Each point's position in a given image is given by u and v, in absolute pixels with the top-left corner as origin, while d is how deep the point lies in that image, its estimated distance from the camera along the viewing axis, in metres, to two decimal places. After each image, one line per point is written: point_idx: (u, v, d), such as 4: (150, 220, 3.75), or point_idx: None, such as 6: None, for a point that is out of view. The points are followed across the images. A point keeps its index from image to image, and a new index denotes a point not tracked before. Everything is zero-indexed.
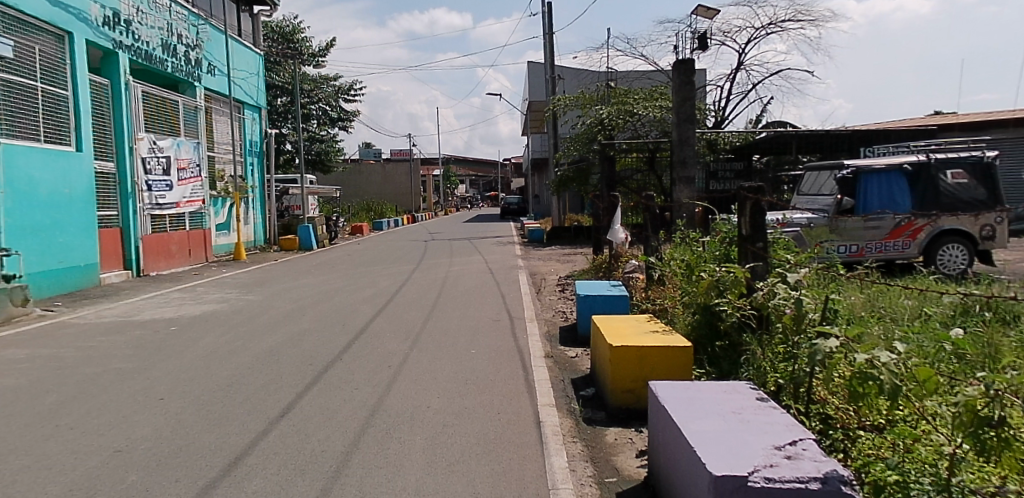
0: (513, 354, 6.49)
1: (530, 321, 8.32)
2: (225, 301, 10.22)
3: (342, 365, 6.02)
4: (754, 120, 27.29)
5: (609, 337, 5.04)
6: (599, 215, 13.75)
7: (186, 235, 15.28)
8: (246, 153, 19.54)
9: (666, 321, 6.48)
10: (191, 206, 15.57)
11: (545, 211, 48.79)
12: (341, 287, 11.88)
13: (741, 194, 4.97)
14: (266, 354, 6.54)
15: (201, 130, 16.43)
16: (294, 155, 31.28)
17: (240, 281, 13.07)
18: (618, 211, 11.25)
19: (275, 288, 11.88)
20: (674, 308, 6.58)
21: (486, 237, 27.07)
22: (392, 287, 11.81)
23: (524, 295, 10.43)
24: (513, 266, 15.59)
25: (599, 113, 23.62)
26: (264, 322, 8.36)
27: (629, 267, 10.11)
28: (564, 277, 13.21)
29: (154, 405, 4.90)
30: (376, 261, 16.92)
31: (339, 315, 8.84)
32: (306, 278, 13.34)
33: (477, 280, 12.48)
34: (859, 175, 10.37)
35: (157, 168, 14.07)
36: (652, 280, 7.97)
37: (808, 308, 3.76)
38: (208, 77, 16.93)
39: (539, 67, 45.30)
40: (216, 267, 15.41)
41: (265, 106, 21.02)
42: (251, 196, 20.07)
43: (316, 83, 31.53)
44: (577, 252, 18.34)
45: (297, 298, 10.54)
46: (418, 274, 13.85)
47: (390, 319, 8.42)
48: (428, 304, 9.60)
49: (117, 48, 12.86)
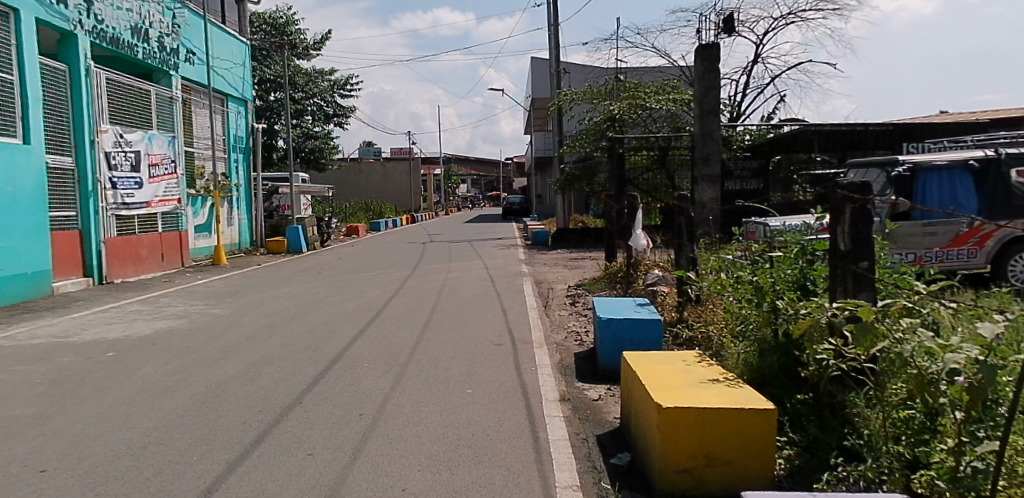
0: (519, 396, 5.14)
1: (538, 345, 6.98)
2: (186, 316, 8.90)
3: (299, 415, 4.68)
4: (771, 116, 25.89)
5: (655, 389, 3.69)
6: (613, 218, 12.38)
7: (159, 238, 13.95)
8: (230, 149, 18.22)
9: (717, 358, 5.11)
10: (165, 207, 14.24)
11: (548, 211, 47.43)
12: (323, 299, 10.52)
13: (837, 194, 3.60)
14: (209, 395, 5.21)
15: (177, 123, 15.10)
16: (287, 153, 29.93)
17: (214, 290, 11.71)
18: (638, 214, 9.90)
19: (248, 299, 10.52)
20: (727, 340, 5.21)
21: (487, 239, 25.70)
22: (380, 298, 10.46)
23: (529, 310, 9.06)
24: (516, 273, 14.23)
25: (607, 108, 22.27)
26: (223, 346, 7.04)
27: (652, 279, 8.80)
28: (572, 287, 11.82)
29: (30, 482, 3.57)
30: (367, 267, 15.57)
31: (314, 336, 7.51)
32: (287, 287, 12.01)
33: (477, 292, 11.12)
34: (917, 172, 9.06)
35: (123, 163, 12.73)
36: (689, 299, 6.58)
37: (995, 378, 2.39)
38: (186, 65, 15.60)
39: (543, 64, 43.98)
40: (192, 273, 14.08)
41: (252, 99, 19.70)
42: (236, 195, 18.74)
43: (310, 77, 30.21)
44: (585, 257, 17.00)
45: (270, 312, 9.21)
46: (412, 282, 12.49)
47: (371, 343, 7.07)
48: (420, 322, 8.26)
49: (75, 30, 11.51)
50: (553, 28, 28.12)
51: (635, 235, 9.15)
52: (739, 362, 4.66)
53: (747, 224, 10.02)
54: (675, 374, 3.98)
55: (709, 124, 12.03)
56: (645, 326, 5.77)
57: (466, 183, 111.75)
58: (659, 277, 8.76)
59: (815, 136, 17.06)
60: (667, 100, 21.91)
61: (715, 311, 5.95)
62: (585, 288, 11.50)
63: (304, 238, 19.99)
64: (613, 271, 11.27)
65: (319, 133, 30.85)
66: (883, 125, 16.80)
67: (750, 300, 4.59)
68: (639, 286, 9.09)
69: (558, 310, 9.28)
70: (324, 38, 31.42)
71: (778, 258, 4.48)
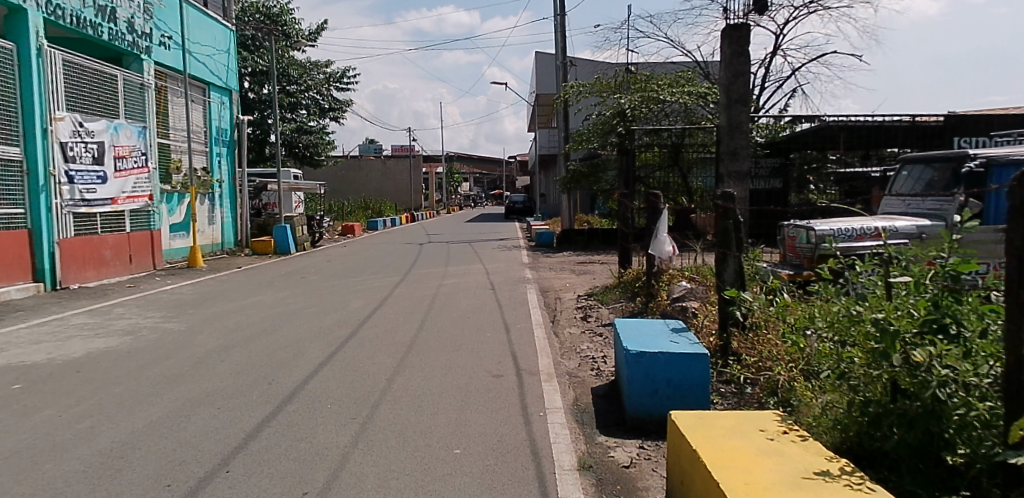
0: (522, 461, 3.83)
1: (546, 378, 5.68)
2: (133, 333, 7.60)
3: (218, 491, 3.39)
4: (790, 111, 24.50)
5: (733, 488, 2.38)
6: (628, 219, 11.05)
7: (126, 238, 12.66)
8: (212, 142, 16.97)
9: (798, 418, 3.79)
10: (134, 204, 12.96)
11: (553, 211, 46.11)
12: (298, 310, 9.21)
13: None
14: (109, 455, 3.90)
15: (150, 113, 13.81)
16: (280, 148, 28.64)
17: (179, 297, 10.44)
18: (661, 216, 8.57)
19: (213, 310, 9.22)
20: (814, 394, 3.88)
21: (489, 240, 24.37)
22: (363, 310, 9.16)
23: (535, 329, 7.74)
24: (520, 279, 12.91)
25: (617, 102, 20.95)
26: (160, 374, 5.74)
27: (678, 292, 7.62)
28: (581, 298, 10.50)
29: None
30: (357, 270, 14.28)
31: (275, 361, 6.20)
32: (263, 294, 10.69)
33: (474, 302, 9.79)
34: (990, 168, 7.93)
35: (83, 155, 11.46)
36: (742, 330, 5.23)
37: None
38: (161, 50, 14.32)
39: (548, 58, 42.61)
40: (162, 278, 12.79)
41: (237, 89, 18.41)
42: (219, 192, 17.47)
43: (304, 69, 28.93)
44: (593, 262, 15.70)
45: (232, 327, 7.91)
46: (403, 290, 11.17)
47: (342, 372, 5.77)
48: (404, 342, 6.94)
49: (24, 3, 10.22)
50: (559, 18, 26.78)
51: (659, 241, 7.82)
52: (836, 424, 3.34)
53: (789, 228, 8.69)
54: (756, 458, 2.66)
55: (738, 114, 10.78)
56: (688, 364, 4.45)
57: (469, 182, 110.48)
58: (687, 290, 7.56)
59: (840, 131, 15.54)
60: (681, 92, 20.55)
61: (782, 346, 4.63)
62: (597, 299, 10.18)
63: (292, 237, 18.70)
64: (630, 277, 9.95)
65: (313, 128, 29.59)
66: (914, 119, 15.35)
67: (856, 341, 3.26)
68: (663, 299, 7.81)
69: (567, 329, 7.97)
70: (319, 29, 30.10)
71: (899, 282, 3.16)
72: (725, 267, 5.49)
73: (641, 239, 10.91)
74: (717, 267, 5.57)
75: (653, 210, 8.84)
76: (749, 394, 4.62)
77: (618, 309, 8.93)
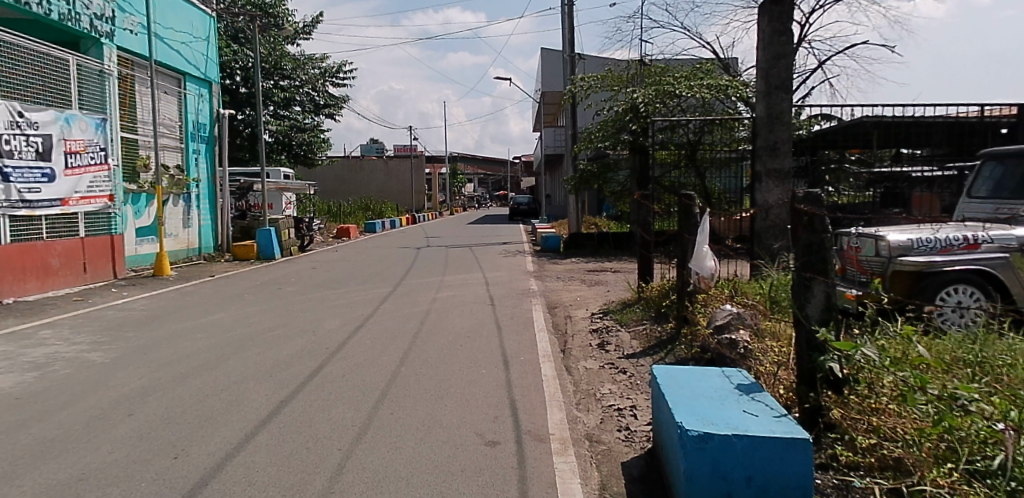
0: None
1: (559, 446, 4.15)
2: (43, 368, 6.11)
3: None
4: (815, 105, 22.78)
5: None
6: (648, 224, 9.51)
7: (80, 244, 11.23)
8: (188, 137, 15.63)
9: None
10: (90, 205, 11.51)
11: (559, 213, 44.58)
12: (258, 334, 7.68)
13: None
14: None
15: (111, 103, 12.36)
16: (272, 146, 27.23)
17: (127, 315, 8.95)
18: (698, 222, 7.05)
19: (157, 333, 7.70)
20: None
21: (490, 245, 22.85)
22: (336, 334, 7.64)
23: (542, 363, 6.22)
24: (524, 291, 11.39)
25: (629, 95, 19.46)
26: (36, 437, 4.24)
27: (722, 317, 6.10)
28: (596, 317, 8.95)
29: None
30: (342, 280, 12.80)
31: (200, 416, 4.68)
32: (224, 311, 9.20)
33: (469, 324, 8.25)
34: None
35: (24, 149, 10.01)
36: (843, 391, 3.70)
37: None
38: (125, 33, 12.86)
39: (554, 55, 41.12)
40: (118, 289, 11.32)
41: (217, 81, 16.95)
42: (195, 192, 16.02)
43: (298, 62, 27.49)
44: (604, 271, 14.20)
45: (169, 358, 6.41)
46: (389, 306, 9.63)
47: (280, 438, 4.25)
48: (376, 385, 5.42)
49: None
50: (567, 9, 25.27)
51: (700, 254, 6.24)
52: None
53: (853, 240, 7.13)
54: None
55: (779, 104, 9.35)
56: (779, 457, 2.90)
57: (473, 182, 109.07)
58: (732, 315, 6.04)
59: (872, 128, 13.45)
60: (700, 85, 19.01)
61: (924, 427, 3.10)
62: (613, 319, 8.67)
63: (277, 242, 17.26)
64: (663, 286, 8.39)
65: (307, 125, 28.17)
66: (955, 117, 13.22)
67: None
68: (704, 324, 6.32)
69: (581, 363, 6.44)
70: (314, 21, 28.71)
71: None
72: (809, 297, 3.92)
73: (678, 251, 9.12)
74: (797, 297, 4.00)
75: (687, 213, 7.15)
76: (860, 493, 3.07)
77: (643, 335, 7.41)
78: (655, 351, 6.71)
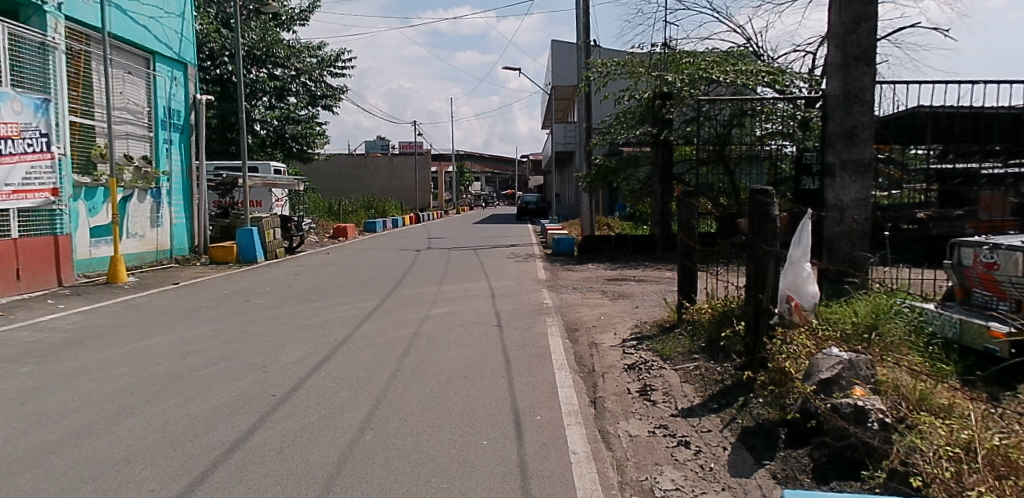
0: None
1: None
2: None
3: None
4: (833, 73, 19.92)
5: None
6: (694, 226, 7.66)
7: (11, 246, 9.52)
8: (159, 125, 13.94)
9: None
10: (25, 200, 9.74)
11: (569, 213, 42.70)
12: (191, 370, 5.83)
13: None
14: None
15: (57, 82, 10.66)
16: (265, 139, 25.58)
17: (43, 338, 7.17)
18: (778, 224, 5.18)
19: (61, 367, 5.87)
20: None
21: (497, 246, 21.07)
22: (293, 371, 5.80)
23: (569, 429, 4.38)
24: (536, 307, 9.53)
25: (657, 82, 17.55)
26: None
27: (829, 369, 4.23)
28: (628, 347, 7.04)
29: None
30: (323, 290, 10.97)
31: None
32: (168, 333, 7.41)
33: (470, 357, 6.38)
34: None
35: None
36: None
37: None
38: (76, 1, 11.15)
39: (566, 47, 39.15)
40: (56, 299, 9.54)
41: (193, 63, 15.20)
42: (166, 187, 14.26)
43: (293, 51, 25.76)
44: (627, 281, 12.35)
45: (50, 413, 4.61)
46: (371, 328, 7.79)
47: None
48: (322, 471, 3.59)
49: None
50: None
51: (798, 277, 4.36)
52: None
53: (976, 269, 5.51)
54: None
55: (860, 79, 7.47)
56: None
57: (480, 180, 107.19)
58: (839, 366, 4.20)
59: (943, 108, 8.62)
60: (734, 72, 17.19)
61: None
62: (653, 349, 6.81)
63: (260, 242, 15.52)
64: (720, 308, 6.51)
65: (301, 117, 26.45)
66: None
67: None
68: (795, 374, 4.46)
69: (621, 427, 4.57)
70: (312, 7, 26.99)
71: None
72: None
73: (739, 261, 7.18)
74: None
75: (762, 213, 5.22)
76: None
77: (699, 381, 5.56)
78: (722, 408, 4.87)
